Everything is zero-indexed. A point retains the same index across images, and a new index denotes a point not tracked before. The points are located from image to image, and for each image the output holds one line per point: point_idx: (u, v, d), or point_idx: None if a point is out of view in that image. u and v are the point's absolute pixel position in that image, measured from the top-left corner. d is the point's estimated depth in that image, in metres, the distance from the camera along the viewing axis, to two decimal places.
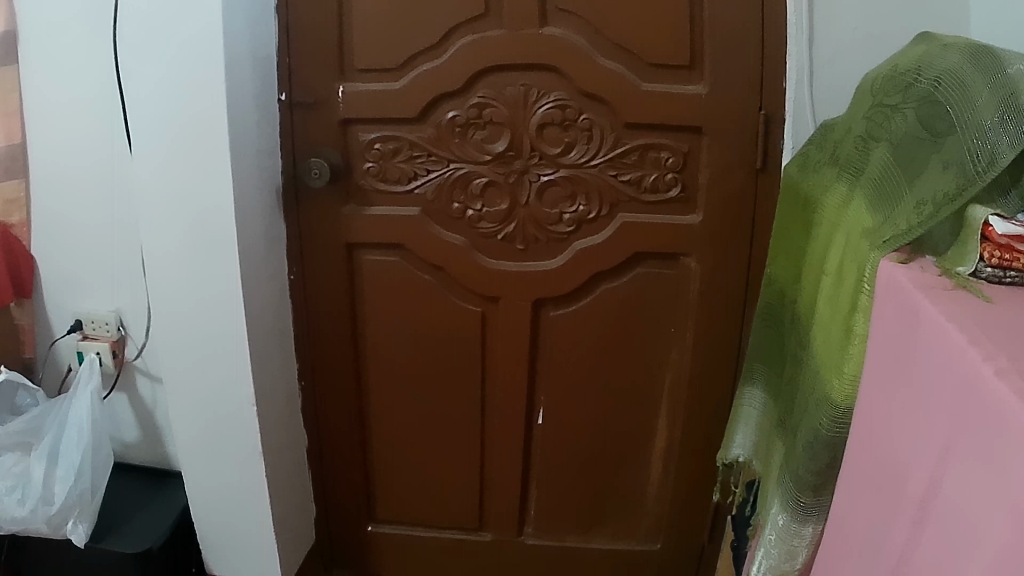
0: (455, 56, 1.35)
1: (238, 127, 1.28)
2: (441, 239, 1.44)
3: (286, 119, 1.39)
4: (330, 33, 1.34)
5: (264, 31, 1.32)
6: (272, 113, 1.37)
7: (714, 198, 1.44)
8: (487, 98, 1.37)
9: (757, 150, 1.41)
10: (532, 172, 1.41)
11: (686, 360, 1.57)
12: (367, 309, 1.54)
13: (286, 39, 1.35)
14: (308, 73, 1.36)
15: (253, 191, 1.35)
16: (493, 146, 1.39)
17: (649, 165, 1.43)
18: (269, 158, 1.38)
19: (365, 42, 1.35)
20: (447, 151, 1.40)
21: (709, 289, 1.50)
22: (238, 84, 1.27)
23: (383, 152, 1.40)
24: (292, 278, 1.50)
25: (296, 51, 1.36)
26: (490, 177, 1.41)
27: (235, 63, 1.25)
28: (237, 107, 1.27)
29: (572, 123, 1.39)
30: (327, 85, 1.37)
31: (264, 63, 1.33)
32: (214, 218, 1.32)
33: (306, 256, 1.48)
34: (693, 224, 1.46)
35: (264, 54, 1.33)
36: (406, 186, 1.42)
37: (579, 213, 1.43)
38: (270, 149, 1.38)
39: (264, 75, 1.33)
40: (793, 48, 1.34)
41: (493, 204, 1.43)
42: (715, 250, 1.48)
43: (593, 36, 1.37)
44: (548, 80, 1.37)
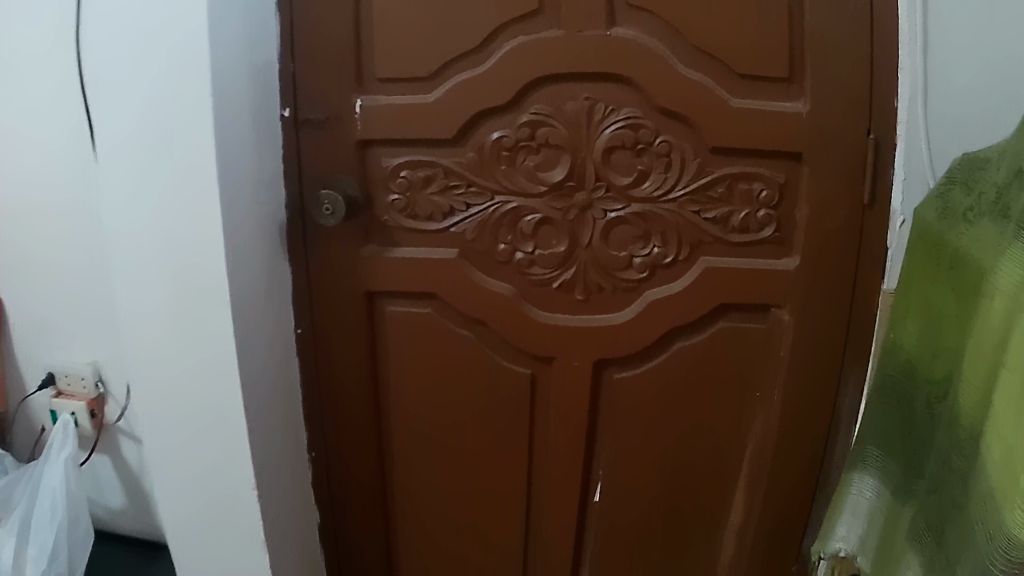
0: (501, 62, 1.09)
1: (231, 150, 1.03)
2: (485, 288, 1.15)
3: (290, 140, 1.13)
4: (344, 37, 1.09)
5: (263, 32, 1.07)
6: (274, 132, 1.11)
7: (815, 239, 1.17)
8: (543, 116, 1.11)
9: (865, 182, 1.13)
10: (597, 207, 1.13)
11: (773, 434, 1.28)
12: (389, 368, 1.27)
13: (291, 41, 1.10)
14: (316, 84, 1.11)
15: (249, 231, 1.09)
16: (548, 174, 1.12)
17: (739, 199, 1.16)
18: (271, 188, 1.12)
19: (388, 45, 1.10)
20: (492, 181, 1.12)
21: (804, 349, 1.22)
22: (229, 96, 1.02)
23: (412, 181, 1.13)
24: (300, 333, 1.24)
25: (301, 56, 1.10)
26: (543, 213, 1.13)
27: (226, 70, 1.00)
28: (227, 123, 1.02)
29: (646, 147, 1.12)
30: (340, 98, 1.11)
31: (263, 71, 1.08)
32: (201, 266, 1.06)
33: (316, 305, 1.21)
34: (788, 269, 1.19)
35: (262, 59, 1.07)
36: (441, 223, 1.14)
37: (653, 256, 1.16)
38: (272, 177, 1.12)
39: (264, 85, 1.08)
40: (906, 61, 1.07)
41: (547, 246, 1.14)
42: (815, 302, 1.20)
43: (669, 40, 1.11)
44: (618, 93, 1.11)
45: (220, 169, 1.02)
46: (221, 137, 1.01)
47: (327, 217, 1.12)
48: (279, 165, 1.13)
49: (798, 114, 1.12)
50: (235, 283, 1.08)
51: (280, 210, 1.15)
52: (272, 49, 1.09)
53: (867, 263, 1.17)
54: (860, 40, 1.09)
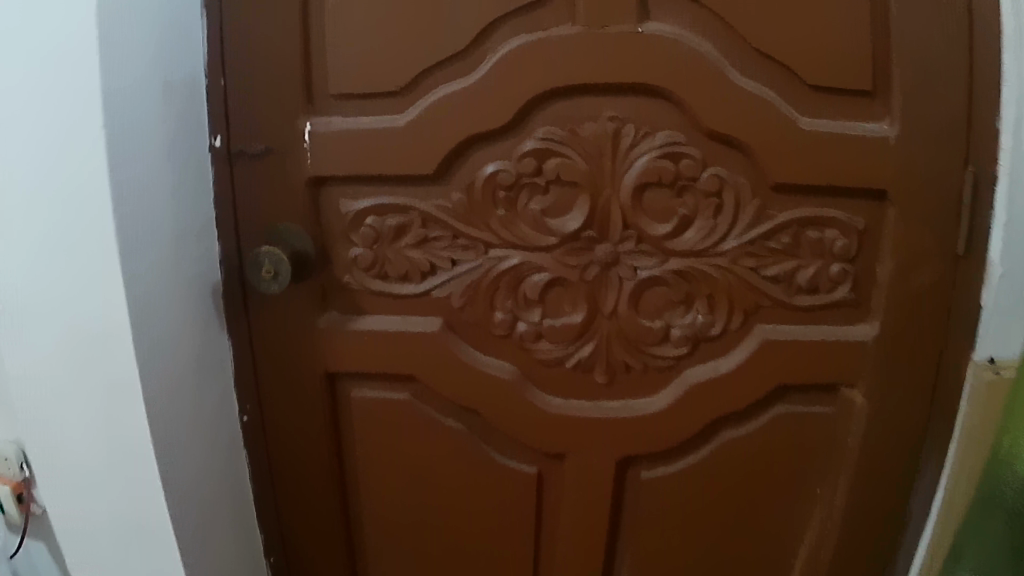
0: (496, 73, 0.83)
1: (134, 190, 0.77)
2: (477, 371, 0.88)
3: (222, 180, 0.87)
4: (286, 44, 0.83)
5: (180, 35, 0.81)
6: (199, 168, 0.85)
7: (897, 302, 0.90)
8: (555, 142, 0.84)
9: (961, 228, 0.86)
10: (625, 263, 0.86)
11: (833, 544, 1.01)
12: (361, 478, 0.97)
13: (220, 49, 0.84)
14: (254, 106, 0.85)
15: (166, 296, 0.82)
16: (560, 221, 0.85)
17: (808, 251, 0.89)
18: (199, 241, 0.86)
19: (346, 50, 0.84)
20: (485, 231, 0.85)
21: (880, 440, 0.95)
22: (129, 118, 0.76)
23: (380, 232, 0.86)
24: (247, 421, 0.94)
25: (232, 67, 0.84)
26: (554, 272, 0.85)
27: (124, 82, 0.74)
28: (124, 154, 0.76)
29: (688, 183, 0.86)
30: (284, 123, 0.85)
31: (181, 87, 0.82)
32: (105, 345, 0.79)
33: (265, 390, 0.93)
34: (866, 339, 0.91)
35: (180, 72, 0.82)
36: (419, 286, 0.86)
37: (696, 326, 0.88)
38: (200, 226, 0.86)
39: (182, 107, 0.82)
40: (1010, 61, 0.82)
41: (559, 315, 0.87)
42: (896, 382, 0.92)
43: (718, 41, 0.84)
44: (650, 111, 0.85)
45: (119, 215, 0.76)
46: (117, 172, 0.75)
47: (264, 288, 0.85)
48: (208, 210, 0.87)
49: (886, 139, 0.85)
50: (148, 367, 0.81)
51: (215, 268, 0.88)
52: (195, 59, 0.84)
53: (964, 332, 0.90)
54: (959, 44, 0.82)
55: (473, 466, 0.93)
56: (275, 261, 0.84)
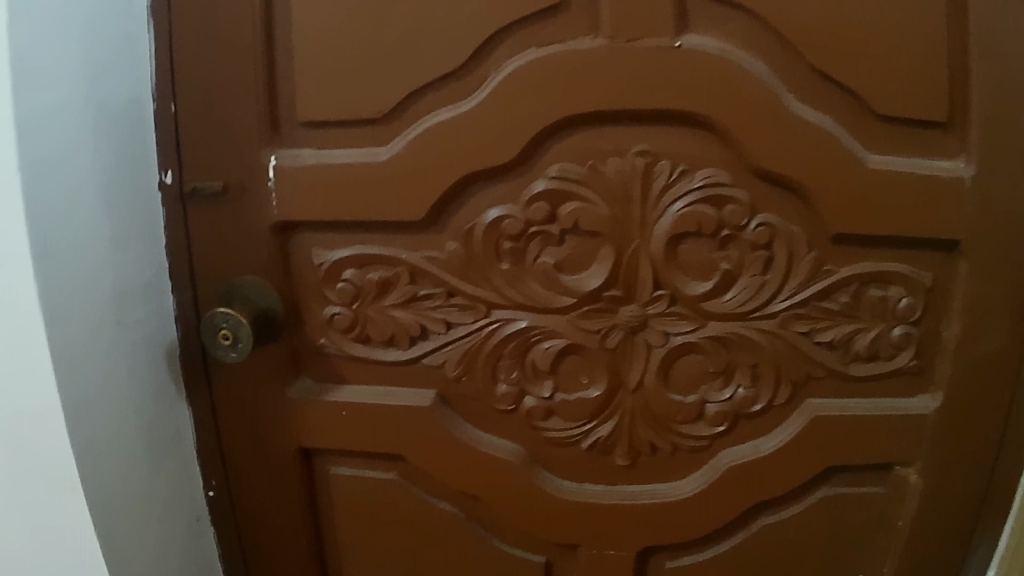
0: (498, 98, 0.69)
1: (62, 240, 0.64)
2: (477, 453, 0.74)
3: (174, 225, 0.74)
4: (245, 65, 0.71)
5: (118, 55, 0.68)
6: (144, 212, 0.72)
7: (962, 370, 0.75)
8: (571, 182, 0.70)
9: None
10: (654, 329, 0.72)
11: None
12: (345, 566, 0.83)
13: (169, 72, 0.72)
14: (208, 138, 0.73)
15: (105, 362, 0.69)
16: (577, 279, 0.70)
17: (869, 314, 0.74)
18: (145, 298, 0.73)
19: (316, 71, 0.71)
20: (487, 290, 0.71)
21: (937, 524, 0.81)
22: (55, 152, 0.62)
23: (360, 287, 0.72)
24: (211, 498, 0.81)
25: (184, 93, 0.72)
26: (569, 339, 0.71)
27: (46, 110, 0.61)
28: (51, 197, 0.62)
29: (732, 233, 0.71)
30: (247, 157, 0.73)
31: (119, 117, 0.69)
32: (34, 427, 0.65)
33: (231, 464, 0.79)
34: (928, 413, 0.77)
35: (118, 100, 0.69)
36: (406, 352, 0.72)
37: (736, 401, 0.75)
38: (147, 280, 0.73)
39: (122, 138, 0.70)
40: None
41: (574, 389, 0.72)
42: (957, 461, 0.78)
43: (768, 57, 0.69)
44: (686, 147, 0.70)
45: (46, 271, 0.62)
46: (41, 219, 0.61)
47: (220, 356, 0.72)
48: (158, 261, 0.74)
49: (962, 180, 0.70)
50: (87, 449, 0.67)
51: (168, 328, 0.75)
52: (139, 83, 0.71)
53: None
54: None
55: (476, 557, 0.79)
56: (233, 323, 0.70)
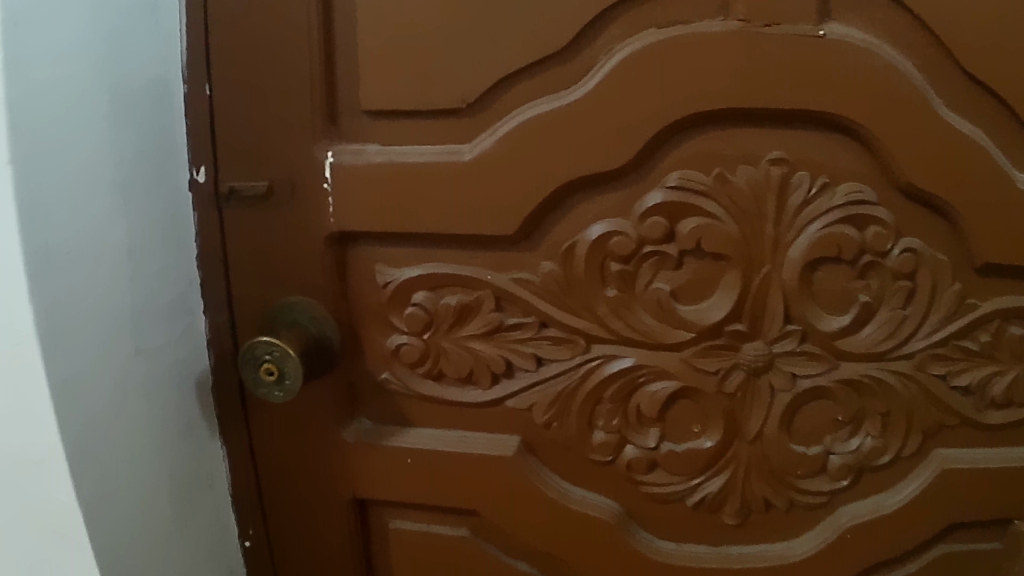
0: (604, 90, 0.57)
1: (65, 247, 0.51)
2: (567, 509, 0.62)
3: (207, 233, 0.62)
4: (298, 42, 0.59)
5: (139, 29, 0.57)
6: (171, 217, 0.61)
7: None
8: (694, 195, 0.58)
9: None
10: (782, 369, 0.61)
11: None
12: None
13: (205, 50, 0.60)
14: (250, 127, 0.61)
15: (121, 388, 0.56)
16: (696, 310, 0.59)
17: (1007, 353, 0.61)
18: (171, 321, 0.61)
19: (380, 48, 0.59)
20: (590, 321, 0.59)
21: None
22: (55, 138, 0.50)
23: (433, 313, 0.60)
24: (247, 550, 0.68)
25: (220, 75, 0.60)
26: (682, 380, 0.60)
27: (45, 84, 0.49)
28: (52, 191, 0.50)
29: (874, 258, 0.60)
30: (296, 151, 0.60)
31: (139, 102, 0.58)
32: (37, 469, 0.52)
33: (271, 513, 0.67)
34: None
35: (139, 79, 0.57)
36: (486, 391, 0.61)
37: (864, 453, 0.64)
38: (174, 298, 0.61)
39: (144, 121, 0.58)
40: None
41: (684, 437, 0.61)
42: None
43: (919, 59, 0.56)
44: (827, 156, 0.58)
45: (45, 284, 0.50)
46: (40, 220, 0.49)
47: (263, 395, 0.60)
48: (188, 277, 0.62)
49: None
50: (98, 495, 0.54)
51: (198, 355, 0.63)
52: (168, 64, 0.60)
53: None
54: None
55: None
56: (278, 355, 0.58)
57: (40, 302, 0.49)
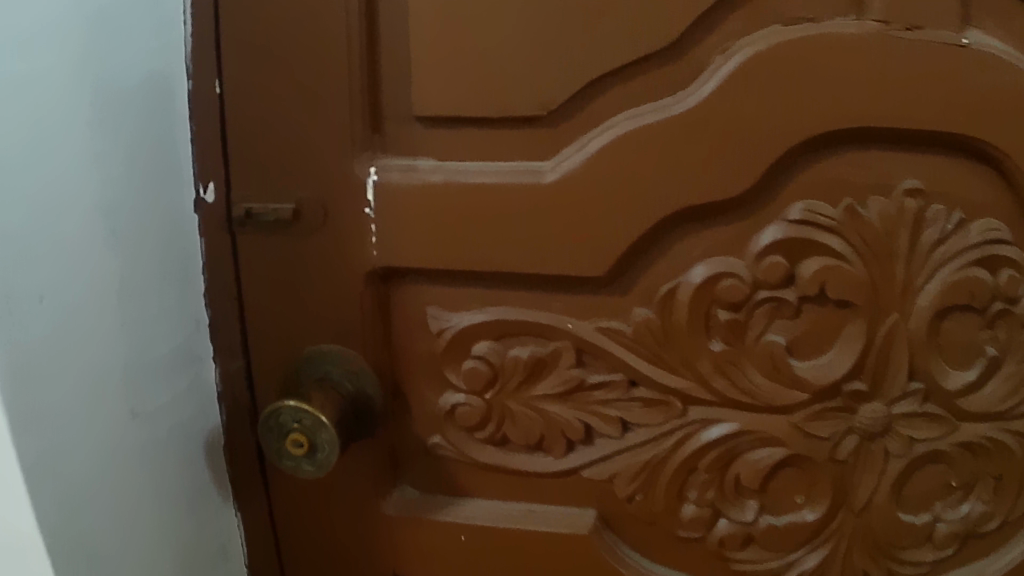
0: (718, 100, 0.47)
1: (44, 297, 0.40)
2: None
3: (214, 262, 0.51)
4: (330, 39, 0.48)
5: (130, 15, 0.45)
6: (172, 247, 0.49)
7: None
8: (819, 231, 0.48)
9: None
10: (899, 433, 0.51)
11: None
12: None
13: (214, 42, 0.49)
14: (270, 141, 0.50)
15: (117, 461, 0.45)
16: (813, 367, 0.50)
17: None
18: (174, 374, 0.50)
19: (440, 36, 0.48)
20: (690, 380, 0.49)
21: None
22: (28, 159, 0.39)
23: (499, 367, 0.49)
24: None
25: (232, 66, 0.49)
26: (792, 448, 0.50)
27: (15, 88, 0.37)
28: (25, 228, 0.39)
29: (1009, 307, 0.49)
30: (330, 163, 0.49)
31: (129, 107, 0.46)
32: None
33: None
34: None
35: (129, 74, 0.46)
36: (560, 459, 0.51)
37: (974, 520, 0.54)
38: (177, 345, 0.50)
39: (134, 126, 0.46)
40: None
41: (783, 509, 0.52)
42: None
43: None
44: (969, 187, 0.49)
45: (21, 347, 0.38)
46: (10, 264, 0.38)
47: (290, 468, 0.49)
48: (194, 318, 0.51)
49: None
50: None
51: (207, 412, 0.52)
52: (167, 57, 0.48)
53: None
54: None
55: None
56: (304, 421, 0.47)
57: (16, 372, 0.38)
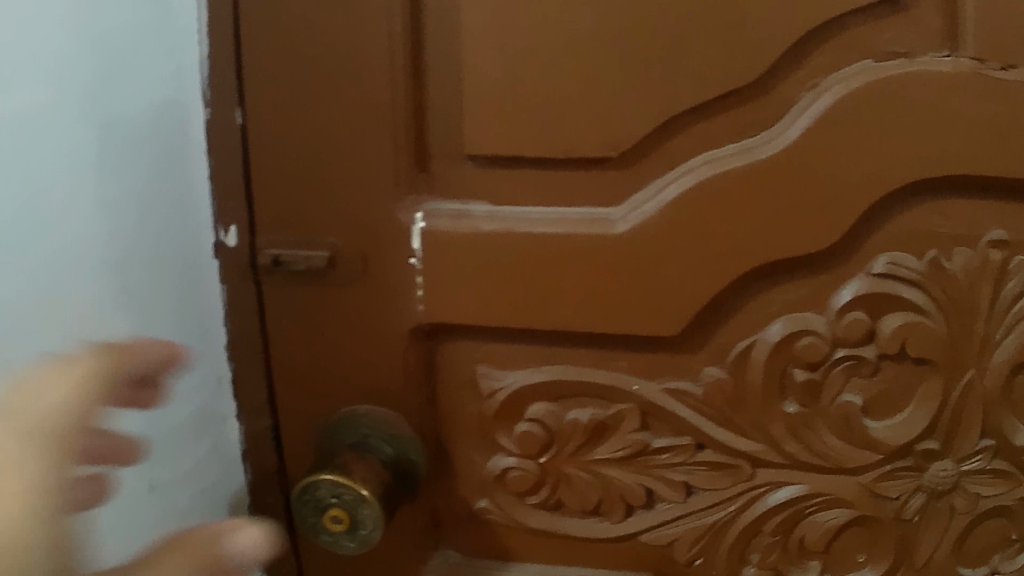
0: (805, 146, 0.43)
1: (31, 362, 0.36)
2: None
3: (237, 311, 0.46)
4: (372, 73, 0.43)
5: (133, 45, 0.41)
6: (192, 295, 0.45)
7: None
8: (901, 286, 0.45)
9: None
10: (967, 489, 0.47)
11: None
12: None
13: (234, 71, 0.44)
14: (300, 180, 0.45)
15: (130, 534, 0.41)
16: (889, 428, 0.46)
17: None
18: (200, 431, 0.46)
19: (498, 66, 0.43)
20: (760, 443, 0.46)
21: None
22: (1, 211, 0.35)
23: (557, 430, 0.45)
24: None
25: (261, 89, 0.44)
26: (860, 510, 0.47)
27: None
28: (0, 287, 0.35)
29: None
30: (370, 206, 0.44)
31: (140, 148, 0.42)
32: None
33: None
34: None
35: (139, 114, 0.42)
36: (616, 524, 0.47)
37: None
38: (202, 400, 0.46)
39: (145, 169, 0.43)
40: None
41: (845, 568, 0.49)
42: None
43: None
44: None
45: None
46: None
47: (327, 543, 0.45)
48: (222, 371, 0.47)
49: None
50: None
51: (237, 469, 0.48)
52: (180, 87, 0.44)
53: None
54: None
55: None
56: (343, 497, 0.43)
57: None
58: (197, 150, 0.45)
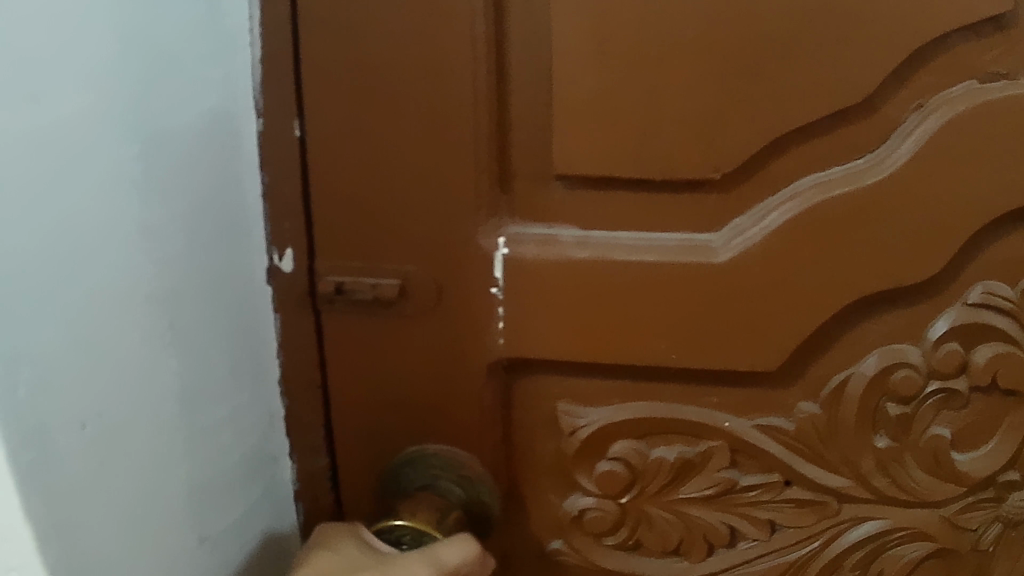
0: (913, 171, 0.40)
1: (80, 413, 0.31)
2: None
3: (291, 342, 0.42)
4: (450, 83, 0.39)
5: (189, 52, 0.37)
6: (245, 321, 0.41)
7: None
8: (994, 316, 0.43)
9: None
10: None
11: None
12: None
13: (294, 77, 0.39)
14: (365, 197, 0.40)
15: None
16: (976, 461, 0.45)
17: None
18: (251, 478, 0.42)
19: (593, 76, 0.39)
20: (848, 478, 0.44)
21: None
22: (52, 240, 0.30)
23: (640, 469, 0.42)
24: None
25: (322, 98, 0.39)
26: (941, 543, 0.46)
27: (30, 151, 0.29)
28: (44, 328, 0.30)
29: None
30: (446, 229, 0.40)
31: (195, 165, 0.37)
32: None
33: None
34: None
35: (195, 127, 0.37)
36: (695, 563, 0.44)
37: None
38: (253, 444, 0.42)
39: (200, 188, 0.38)
40: None
41: None
42: None
43: None
44: None
45: (49, 485, 0.30)
46: (28, 381, 0.29)
47: None
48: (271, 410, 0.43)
49: None
50: None
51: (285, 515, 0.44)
52: (235, 99, 0.39)
53: None
54: None
55: None
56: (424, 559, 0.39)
57: (42, 519, 0.29)
58: (249, 165, 0.41)
